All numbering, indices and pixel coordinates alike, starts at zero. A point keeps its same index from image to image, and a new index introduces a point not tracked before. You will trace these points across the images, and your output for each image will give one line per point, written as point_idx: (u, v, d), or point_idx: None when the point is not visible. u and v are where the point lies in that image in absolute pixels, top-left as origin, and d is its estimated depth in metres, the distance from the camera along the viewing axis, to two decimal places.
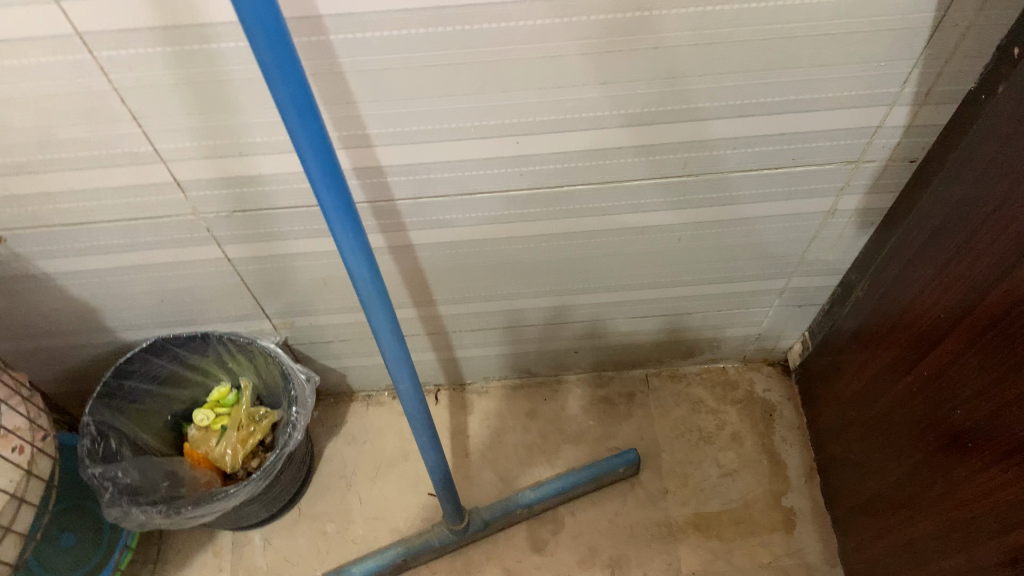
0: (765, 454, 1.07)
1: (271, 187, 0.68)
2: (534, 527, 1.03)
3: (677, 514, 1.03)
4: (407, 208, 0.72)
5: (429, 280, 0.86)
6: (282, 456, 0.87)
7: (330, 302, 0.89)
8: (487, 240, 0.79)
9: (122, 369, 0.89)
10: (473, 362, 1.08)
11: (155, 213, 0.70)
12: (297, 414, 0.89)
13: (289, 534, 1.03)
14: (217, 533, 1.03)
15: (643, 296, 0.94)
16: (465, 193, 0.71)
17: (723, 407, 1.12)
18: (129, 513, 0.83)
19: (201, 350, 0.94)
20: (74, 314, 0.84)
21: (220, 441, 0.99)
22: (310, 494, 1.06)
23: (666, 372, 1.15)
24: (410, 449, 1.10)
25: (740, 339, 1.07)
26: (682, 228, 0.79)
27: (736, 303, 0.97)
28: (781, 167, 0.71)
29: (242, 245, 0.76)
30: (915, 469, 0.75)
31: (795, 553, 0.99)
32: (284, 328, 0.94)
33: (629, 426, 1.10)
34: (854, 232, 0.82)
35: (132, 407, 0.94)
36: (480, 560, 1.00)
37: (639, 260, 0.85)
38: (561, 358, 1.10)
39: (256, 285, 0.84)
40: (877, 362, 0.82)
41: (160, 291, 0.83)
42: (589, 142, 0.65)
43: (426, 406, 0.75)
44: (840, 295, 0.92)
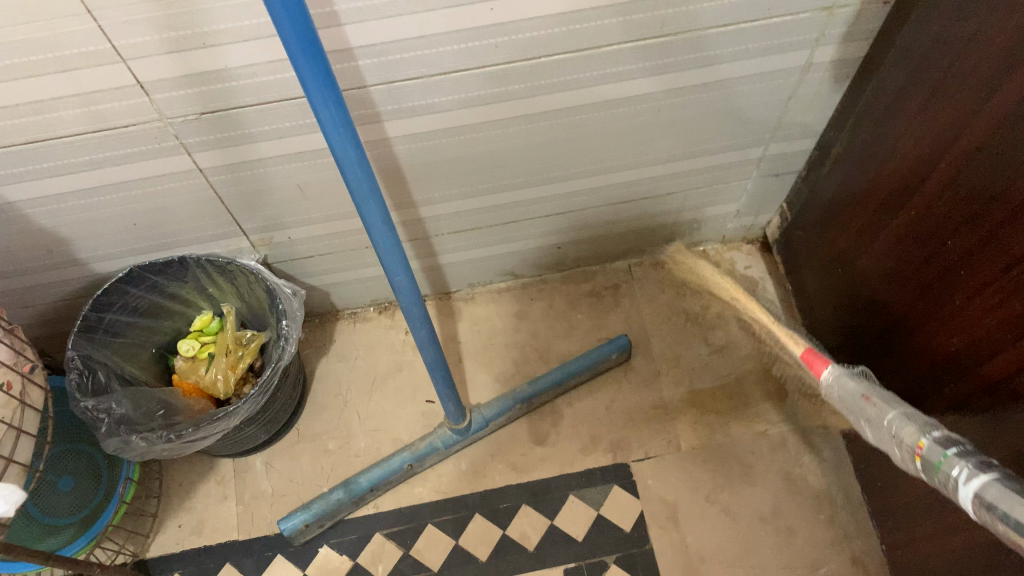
0: (751, 328, 1.10)
1: (239, 82, 0.65)
2: (534, 422, 1.06)
3: (672, 395, 1.06)
4: (380, 95, 0.70)
5: (408, 178, 0.84)
6: (278, 370, 0.86)
7: (308, 211, 0.87)
8: (466, 127, 0.77)
9: (100, 300, 0.86)
10: (457, 268, 1.07)
11: (119, 121, 0.67)
12: (288, 327, 0.88)
13: (291, 455, 1.04)
14: (218, 462, 1.04)
15: (624, 179, 0.93)
16: (441, 73, 0.69)
17: (706, 288, 1.13)
18: (129, 442, 0.82)
19: (180, 277, 0.91)
20: (42, 247, 0.81)
21: (210, 368, 0.97)
22: (308, 414, 1.06)
23: (648, 261, 1.16)
24: (402, 360, 1.10)
25: (720, 218, 1.08)
26: (660, 97, 0.79)
27: (714, 179, 0.97)
28: (756, 20, 0.70)
29: (212, 152, 0.73)
30: (906, 312, 0.77)
31: (789, 419, 1.04)
32: (263, 245, 0.92)
33: (617, 316, 1.11)
34: (829, 88, 0.82)
35: (117, 341, 0.92)
36: (485, 458, 1.03)
37: (619, 137, 0.84)
38: (545, 255, 1.09)
39: (231, 199, 0.81)
40: (860, 216, 0.83)
41: (131, 213, 0.80)
42: (566, 4, 0.64)
43: (423, 299, 0.74)
44: (817, 158, 0.93)
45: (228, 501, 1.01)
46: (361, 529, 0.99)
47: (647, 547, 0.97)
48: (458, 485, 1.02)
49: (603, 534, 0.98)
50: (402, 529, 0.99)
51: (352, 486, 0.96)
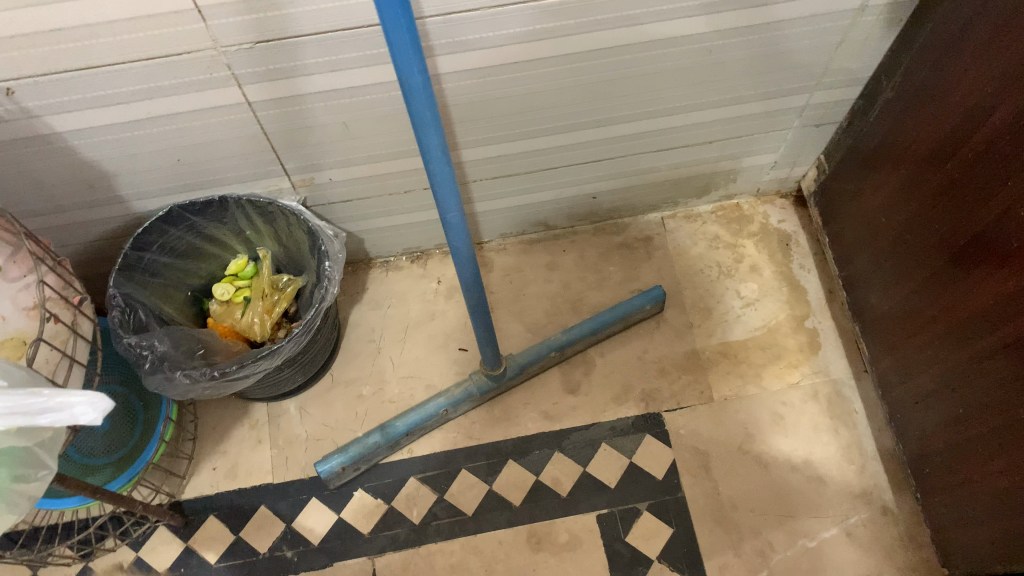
0: (784, 281, 1.10)
1: (296, 11, 0.64)
2: (566, 371, 1.06)
3: (704, 346, 1.06)
4: (436, 28, 0.69)
5: (453, 118, 0.83)
6: (321, 312, 0.86)
7: (352, 152, 0.86)
8: (516, 65, 0.76)
9: (141, 240, 0.86)
10: (491, 216, 1.07)
11: (174, 49, 0.66)
12: (330, 268, 0.87)
13: (324, 400, 1.04)
14: (251, 407, 1.04)
15: (665, 126, 0.93)
16: (498, 5, 0.68)
17: (739, 241, 1.12)
18: (172, 379, 0.82)
19: (219, 218, 0.91)
20: (86, 183, 0.81)
21: (246, 312, 0.97)
22: (341, 361, 1.06)
23: (681, 214, 1.15)
24: (434, 308, 1.10)
25: (756, 170, 1.07)
26: (711, 37, 0.78)
27: (755, 127, 0.96)
28: None
29: (263, 86, 0.72)
30: (952, 259, 0.77)
31: (821, 371, 1.04)
32: (303, 187, 0.91)
33: (650, 268, 1.11)
34: (879, 32, 0.81)
35: (155, 282, 0.92)
36: (518, 406, 1.04)
37: (665, 79, 0.84)
38: (579, 206, 1.09)
39: (275, 136, 0.81)
40: (906, 164, 0.83)
41: (177, 150, 0.79)
42: None
43: (471, 237, 0.74)
44: (863, 108, 0.92)
45: (262, 445, 1.02)
46: (395, 474, 1.01)
47: (680, 495, 0.98)
48: (491, 432, 1.03)
49: (635, 481, 0.99)
50: (436, 474, 1.00)
51: (389, 430, 0.97)
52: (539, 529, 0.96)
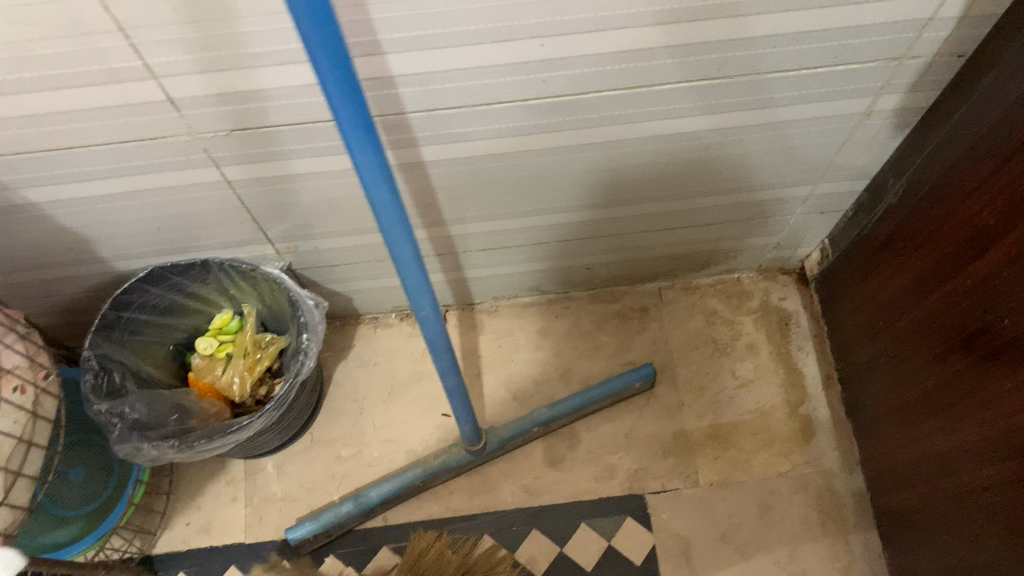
0: (781, 362, 1.07)
1: (273, 103, 0.62)
2: (550, 444, 1.04)
3: (694, 426, 1.04)
4: (420, 121, 0.67)
5: (441, 198, 0.81)
6: (296, 384, 0.84)
7: (337, 224, 0.84)
8: (504, 154, 0.74)
9: (120, 300, 0.85)
10: (483, 281, 1.05)
11: (149, 133, 0.64)
12: (308, 341, 0.86)
13: (303, 460, 1.03)
14: (229, 461, 1.03)
15: (662, 210, 0.90)
16: (485, 103, 0.66)
17: (737, 317, 1.09)
18: (141, 448, 0.80)
19: (202, 278, 0.90)
20: (64, 246, 0.80)
21: (227, 369, 0.96)
22: (323, 420, 1.05)
23: (679, 285, 1.12)
24: (421, 370, 1.08)
25: (758, 249, 1.04)
26: (710, 135, 0.75)
27: (757, 213, 0.93)
28: (820, 67, 0.66)
29: (243, 167, 0.71)
30: (951, 380, 0.74)
31: (813, 461, 1.01)
32: (287, 253, 0.89)
33: (644, 341, 1.08)
34: (887, 134, 0.78)
35: (134, 339, 0.90)
36: (499, 478, 1.02)
37: (662, 169, 0.81)
38: (573, 275, 1.06)
39: (257, 209, 0.79)
40: (909, 271, 0.80)
41: (157, 218, 0.78)
42: (621, 44, 0.60)
43: (447, 331, 0.72)
44: (868, 201, 0.89)
45: (237, 502, 1.01)
46: (369, 541, 0.99)
47: None
48: (469, 504, 1.01)
49: (612, 565, 0.97)
50: (410, 544, 0.99)
51: (362, 500, 0.96)
52: None
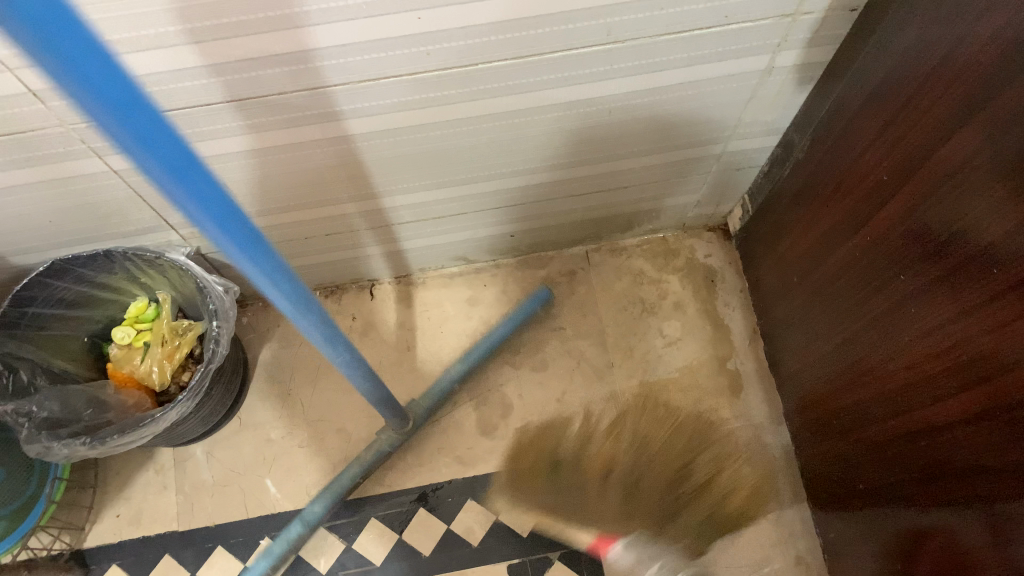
0: (707, 319, 1.07)
1: (143, 90, 0.59)
2: (482, 413, 1.04)
3: (624, 388, 1.04)
4: (305, 100, 0.64)
5: (345, 175, 0.79)
6: (209, 372, 0.83)
7: (240, 207, 0.82)
8: (402, 129, 0.72)
9: (21, 296, 0.82)
10: (406, 255, 1.03)
11: (16, 127, 0.61)
12: (219, 328, 0.84)
13: (233, 444, 1.02)
14: (157, 450, 1.02)
15: (579, 175, 0.89)
16: (371, 79, 0.63)
17: (664, 276, 1.09)
18: (51, 448, 0.78)
19: (108, 268, 0.87)
20: None
21: (145, 358, 0.94)
22: (250, 402, 1.04)
23: (606, 247, 1.11)
24: None
25: (679, 207, 1.04)
26: (613, 99, 0.74)
27: (672, 173, 0.93)
28: (711, 27, 0.65)
29: (127, 155, 0.68)
30: (856, 334, 0.75)
31: (742, 415, 1.03)
32: (194, 238, 0.87)
33: (572, 305, 1.08)
34: (791, 89, 0.78)
35: (42, 334, 0.88)
36: (432, 451, 1.02)
37: (570, 135, 0.80)
38: (497, 243, 1.05)
39: (152, 195, 0.76)
40: (818, 228, 0.81)
41: (47, 212, 0.75)
42: (502, 13, 0.58)
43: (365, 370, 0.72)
44: (779, 156, 0.89)
45: (168, 490, 1.00)
46: None
47: (592, 543, 0.98)
48: (403, 478, 1.01)
49: (547, 529, 0.98)
50: (346, 522, 0.99)
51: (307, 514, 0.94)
52: None
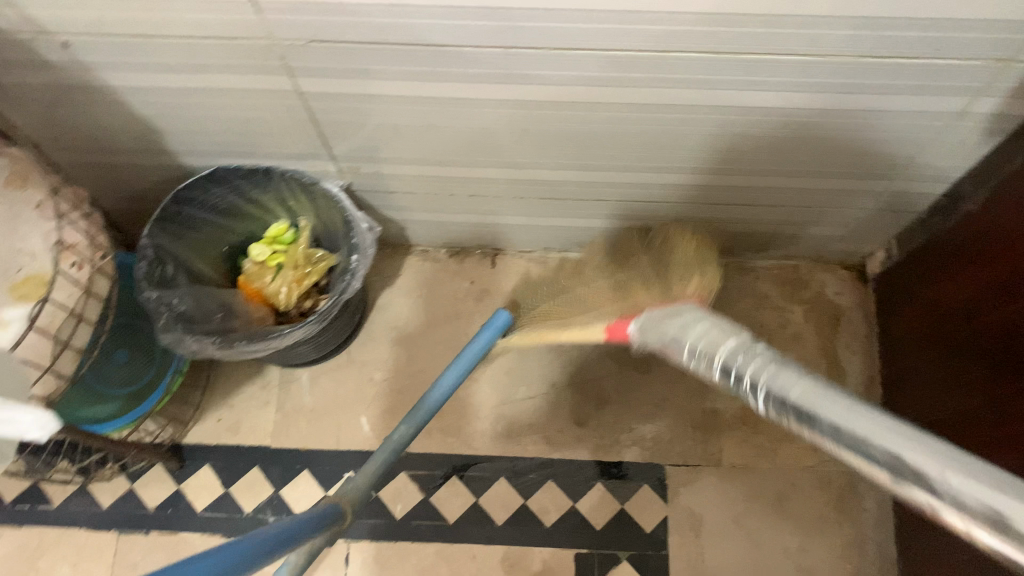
0: (825, 357, 1.05)
1: (351, 20, 0.61)
2: (579, 401, 1.04)
3: (725, 407, 1.03)
4: (497, 58, 0.66)
5: (508, 140, 0.80)
6: (339, 302, 0.87)
7: (400, 150, 0.84)
8: (578, 104, 0.73)
9: (182, 194, 0.87)
10: (537, 231, 1.04)
11: (228, 33, 0.65)
12: (357, 262, 0.88)
13: (337, 377, 1.05)
14: (266, 367, 1.06)
15: (731, 184, 0.88)
16: (565, 48, 0.64)
17: (788, 305, 1.07)
18: (183, 341, 0.83)
19: (264, 185, 0.91)
20: (136, 133, 0.81)
21: (276, 278, 0.98)
22: (360, 341, 1.07)
23: (735, 264, 1.10)
24: (462, 309, 1.08)
25: (821, 238, 1.01)
26: (792, 112, 0.72)
27: (826, 201, 0.91)
28: (919, 57, 0.63)
29: (316, 80, 0.71)
30: (993, 402, 0.73)
31: (841, 460, 1.00)
32: (349, 173, 0.90)
33: (689, 314, 1.07)
34: (979, 138, 0.74)
35: (192, 235, 0.93)
36: (523, 426, 1.03)
37: (737, 141, 0.79)
38: (629, 237, 1.05)
39: (323, 123, 0.79)
40: (974, 287, 0.78)
41: (227, 121, 0.79)
42: (714, 5, 0.57)
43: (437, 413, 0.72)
44: (946, 206, 0.86)
45: (269, 407, 1.04)
46: None
47: (663, 553, 0.97)
48: (490, 445, 1.02)
49: (621, 529, 0.98)
50: (428, 475, 1.01)
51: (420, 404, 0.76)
52: (514, 554, 0.97)
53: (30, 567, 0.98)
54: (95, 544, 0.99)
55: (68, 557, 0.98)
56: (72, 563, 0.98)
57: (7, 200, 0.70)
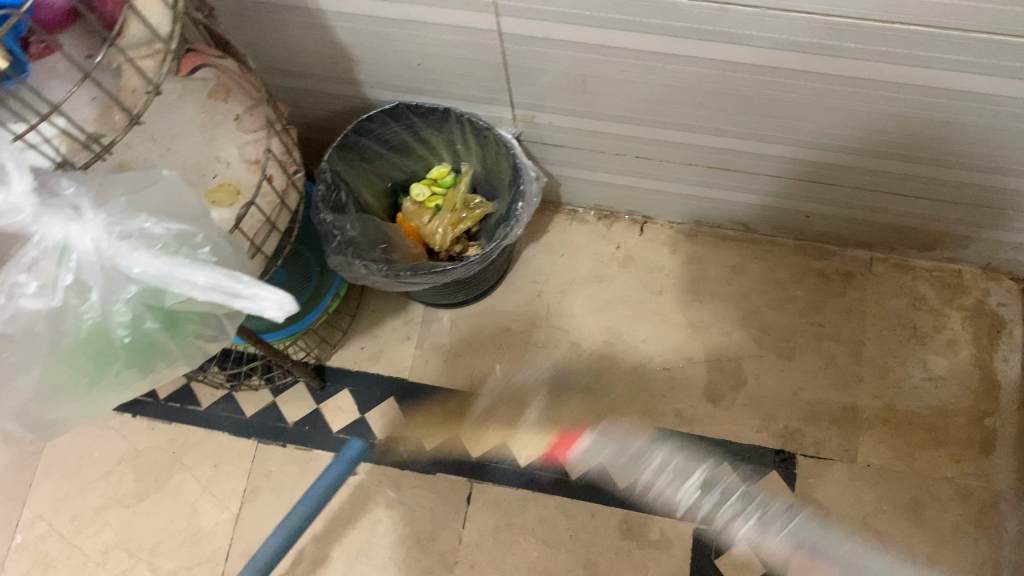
0: (979, 368, 1.00)
1: None
2: (714, 378, 1.03)
3: (865, 404, 1.00)
4: (707, 14, 0.65)
5: (693, 101, 0.80)
6: (500, 248, 0.88)
7: (579, 102, 0.85)
8: (777, 70, 0.71)
9: (363, 125, 0.91)
10: (694, 203, 1.03)
11: None
12: (521, 210, 0.89)
13: (476, 322, 1.08)
14: (410, 304, 1.09)
15: (915, 172, 0.85)
16: (782, 9, 0.63)
17: (946, 310, 1.03)
18: (351, 265, 0.87)
19: (438, 126, 0.94)
20: (331, 60, 0.85)
21: (433, 220, 1.01)
22: (502, 291, 1.09)
23: (893, 261, 1.06)
24: (606, 271, 1.08)
25: (995, 244, 0.96)
26: (1005, 101, 0.69)
27: (1013, 203, 0.86)
28: None
29: (518, 22, 0.72)
30: None
31: (984, 476, 0.96)
32: (523, 121, 0.91)
33: (839, 306, 1.04)
34: None
35: (364, 166, 0.96)
36: (654, 395, 1.03)
37: (933, 127, 0.76)
38: (788, 220, 1.02)
39: (511, 67, 0.80)
40: None
41: (420, 56, 0.81)
42: None
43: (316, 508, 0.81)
44: None
45: (409, 342, 1.08)
46: (518, 414, 1.04)
47: (784, 541, 0.96)
48: (619, 410, 1.03)
49: (743, 511, 0.97)
50: (555, 430, 1.03)
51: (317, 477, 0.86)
52: (632, 518, 0.98)
53: (176, 462, 1.05)
54: (236, 449, 1.05)
55: (210, 457, 1.05)
56: (213, 464, 1.04)
57: (208, 108, 0.73)
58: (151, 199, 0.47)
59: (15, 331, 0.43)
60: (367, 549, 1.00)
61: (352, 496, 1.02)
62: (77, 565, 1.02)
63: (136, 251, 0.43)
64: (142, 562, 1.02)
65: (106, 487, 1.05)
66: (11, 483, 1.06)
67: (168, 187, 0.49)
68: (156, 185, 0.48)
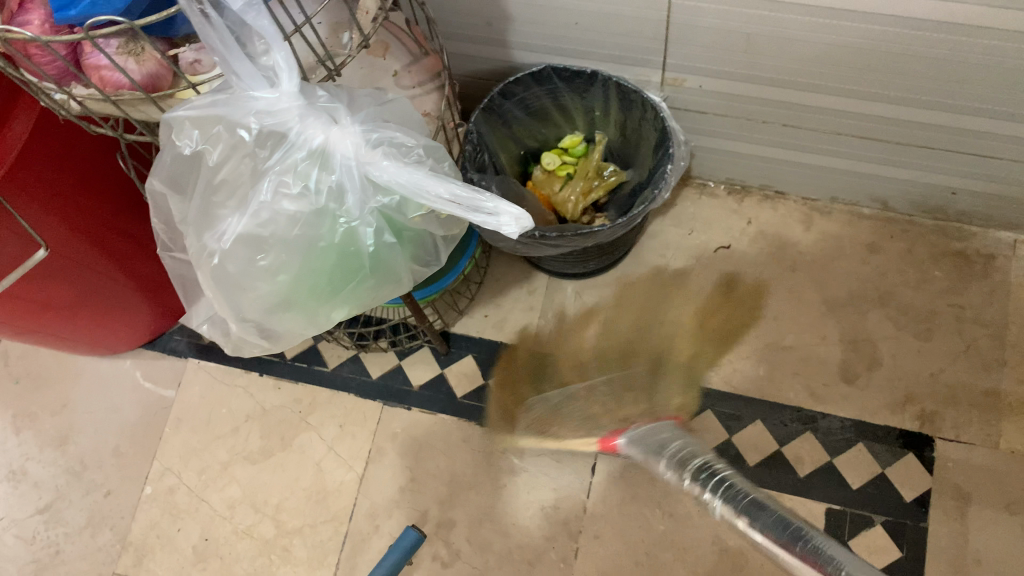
0: None
1: None
2: (849, 358, 1.01)
3: (1010, 389, 0.97)
4: None
5: (859, 63, 0.78)
6: (647, 211, 0.86)
7: (735, 65, 0.84)
8: (959, 25, 0.70)
9: (509, 87, 0.91)
10: (832, 177, 1.01)
11: None
12: (668, 173, 0.87)
13: (602, 293, 1.07)
14: (535, 274, 1.09)
15: None
16: None
17: None
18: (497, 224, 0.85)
19: (581, 91, 0.93)
20: (486, 20, 0.86)
21: (564, 188, 1.01)
22: (628, 263, 1.08)
23: None
24: (735, 246, 1.07)
25: None
26: None
27: None
28: None
29: None
30: None
31: None
32: (670, 85, 0.91)
33: (980, 289, 1.01)
34: None
35: (503, 130, 0.97)
36: (786, 373, 1.01)
37: None
38: (932, 197, 1.00)
39: (673, 25, 0.80)
40: None
41: (578, 14, 0.81)
42: None
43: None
44: None
45: (534, 311, 1.08)
46: None
47: (923, 525, 0.93)
48: (749, 386, 1.01)
49: (880, 493, 0.94)
50: None
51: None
52: (763, 496, 0.96)
53: (303, 421, 1.06)
54: (362, 411, 1.06)
55: (336, 417, 1.06)
56: (339, 424, 1.05)
57: (367, 63, 0.73)
58: (389, 117, 0.58)
59: (274, 230, 0.55)
60: (491, 515, 0.99)
61: (476, 460, 1.02)
62: (205, 518, 1.04)
63: (382, 161, 0.54)
64: (268, 518, 1.03)
65: (234, 443, 1.07)
66: (142, 436, 1.09)
67: (401, 108, 0.59)
68: (393, 105, 0.58)
